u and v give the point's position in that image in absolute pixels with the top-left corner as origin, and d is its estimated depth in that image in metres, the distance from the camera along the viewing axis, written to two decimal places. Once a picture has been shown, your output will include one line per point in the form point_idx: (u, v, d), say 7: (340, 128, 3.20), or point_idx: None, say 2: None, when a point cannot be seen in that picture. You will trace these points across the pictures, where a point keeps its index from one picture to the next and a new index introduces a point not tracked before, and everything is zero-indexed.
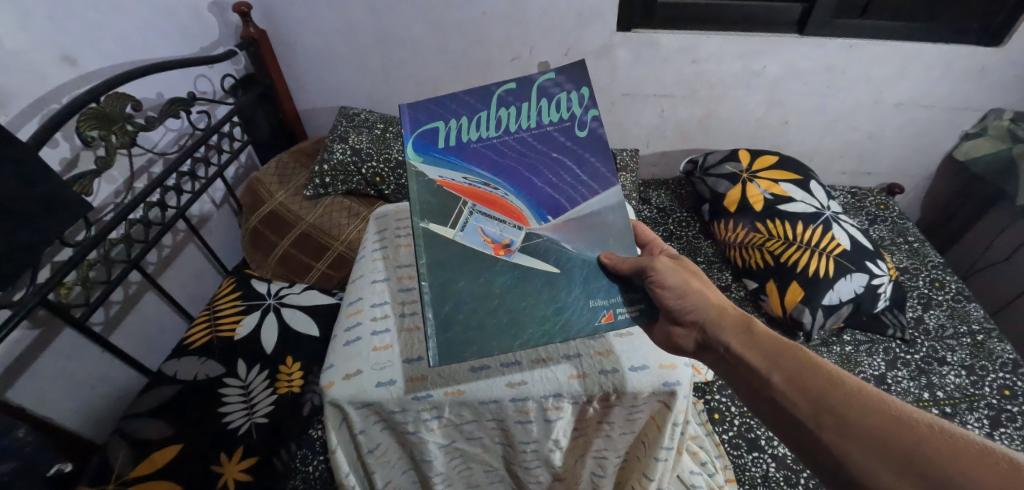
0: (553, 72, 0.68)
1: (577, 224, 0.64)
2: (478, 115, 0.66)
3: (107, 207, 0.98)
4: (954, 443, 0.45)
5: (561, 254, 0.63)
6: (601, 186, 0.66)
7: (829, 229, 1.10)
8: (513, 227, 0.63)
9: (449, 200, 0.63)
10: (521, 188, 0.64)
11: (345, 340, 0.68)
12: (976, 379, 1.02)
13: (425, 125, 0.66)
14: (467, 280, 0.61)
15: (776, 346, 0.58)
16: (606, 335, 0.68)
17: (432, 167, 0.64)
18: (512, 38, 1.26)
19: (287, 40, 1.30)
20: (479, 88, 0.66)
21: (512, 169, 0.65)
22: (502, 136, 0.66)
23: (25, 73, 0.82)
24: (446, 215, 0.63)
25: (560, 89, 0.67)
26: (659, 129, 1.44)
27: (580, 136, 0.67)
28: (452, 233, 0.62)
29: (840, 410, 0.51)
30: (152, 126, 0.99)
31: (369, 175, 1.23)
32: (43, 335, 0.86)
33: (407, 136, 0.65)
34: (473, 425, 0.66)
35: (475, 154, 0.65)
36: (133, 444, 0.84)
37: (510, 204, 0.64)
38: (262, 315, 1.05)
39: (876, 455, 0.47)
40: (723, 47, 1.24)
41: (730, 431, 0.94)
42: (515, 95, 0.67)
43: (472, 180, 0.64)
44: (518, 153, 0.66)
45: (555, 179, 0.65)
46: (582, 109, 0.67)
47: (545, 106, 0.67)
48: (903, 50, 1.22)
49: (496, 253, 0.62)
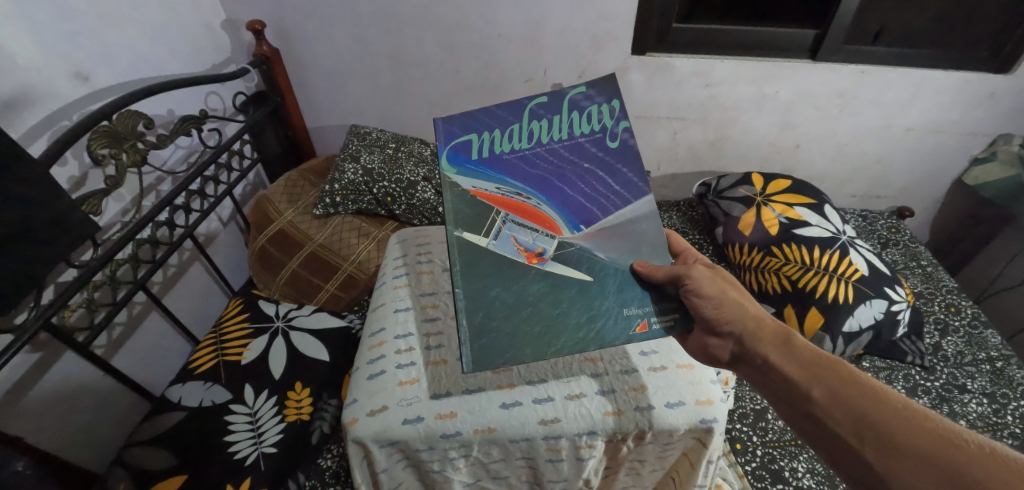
0: (584, 85, 0.68)
1: (608, 233, 0.63)
2: (510, 128, 0.66)
3: (114, 226, 0.95)
4: (1007, 464, 0.42)
5: (593, 262, 0.61)
6: (631, 196, 0.64)
7: (846, 254, 1.10)
8: (546, 236, 0.61)
9: (482, 210, 0.62)
10: (554, 200, 0.63)
11: (369, 373, 0.67)
12: (998, 407, 1.00)
13: (459, 137, 0.66)
14: (499, 287, 0.59)
15: (816, 359, 0.56)
16: (639, 368, 0.66)
17: (466, 178, 0.63)
18: (526, 59, 1.26)
19: (299, 58, 1.29)
20: (511, 102, 0.67)
21: (545, 180, 0.64)
22: (535, 147, 0.65)
23: (39, 89, 0.80)
24: (480, 223, 0.61)
25: (591, 102, 0.67)
26: (671, 151, 1.44)
27: (612, 147, 0.66)
28: (485, 242, 0.60)
29: (882, 424, 0.48)
30: (164, 144, 0.97)
31: (380, 195, 1.21)
32: (44, 359, 0.82)
33: (441, 148, 0.65)
34: (500, 464, 0.64)
35: (508, 165, 0.64)
36: (135, 476, 0.80)
37: (543, 213, 0.62)
38: (270, 339, 1.02)
39: (919, 474, 0.44)
40: (736, 72, 1.25)
41: (753, 462, 0.91)
42: (547, 108, 0.67)
43: (505, 190, 0.63)
44: (550, 166, 0.65)
45: (588, 191, 0.64)
46: (614, 121, 0.67)
47: (576, 118, 0.67)
48: (914, 78, 1.23)
49: (529, 261, 0.60)
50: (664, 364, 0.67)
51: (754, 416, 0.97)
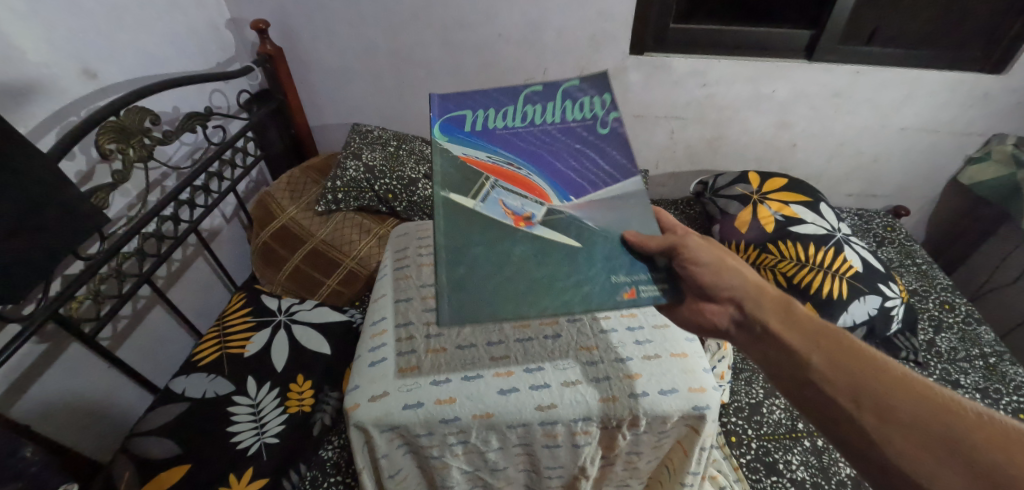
0: (577, 80, 0.74)
1: (598, 202, 0.62)
2: (506, 109, 0.72)
3: (120, 220, 0.96)
4: (999, 431, 0.45)
5: (581, 227, 0.60)
6: (620, 174, 0.65)
7: (840, 251, 1.11)
8: (535, 203, 0.62)
9: (472, 175, 0.64)
10: (544, 173, 0.65)
11: (370, 361, 0.68)
12: (990, 402, 1.01)
13: (454, 112, 0.72)
14: (483, 243, 0.58)
15: (816, 330, 0.57)
16: (634, 357, 0.67)
17: (457, 145, 0.67)
18: (526, 59, 1.28)
19: (302, 57, 1.31)
20: (508, 89, 0.74)
21: (535, 154, 0.67)
22: (528, 127, 0.70)
23: (49, 85, 0.82)
24: (469, 186, 0.62)
25: (584, 94, 0.73)
26: (669, 150, 1.46)
27: (603, 131, 0.69)
28: (471, 203, 0.61)
29: (879, 392, 0.50)
30: (169, 140, 0.98)
31: (381, 192, 1.22)
32: (50, 350, 0.84)
33: (436, 119, 0.71)
34: (498, 451, 0.66)
35: (499, 139, 0.69)
36: (139, 466, 0.81)
37: (531, 182, 0.64)
38: (273, 332, 1.04)
39: (917, 439, 0.46)
40: (733, 72, 1.26)
41: (748, 455, 0.92)
42: (542, 96, 0.73)
43: (495, 159, 0.66)
44: (541, 143, 0.68)
45: (577, 167, 0.65)
46: (606, 110, 0.71)
47: (569, 105, 0.72)
48: (908, 78, 1.25)
49: (516, 224, 0.60)
50: (659, 352, 0.69)
51: (749, 410, 0.98)
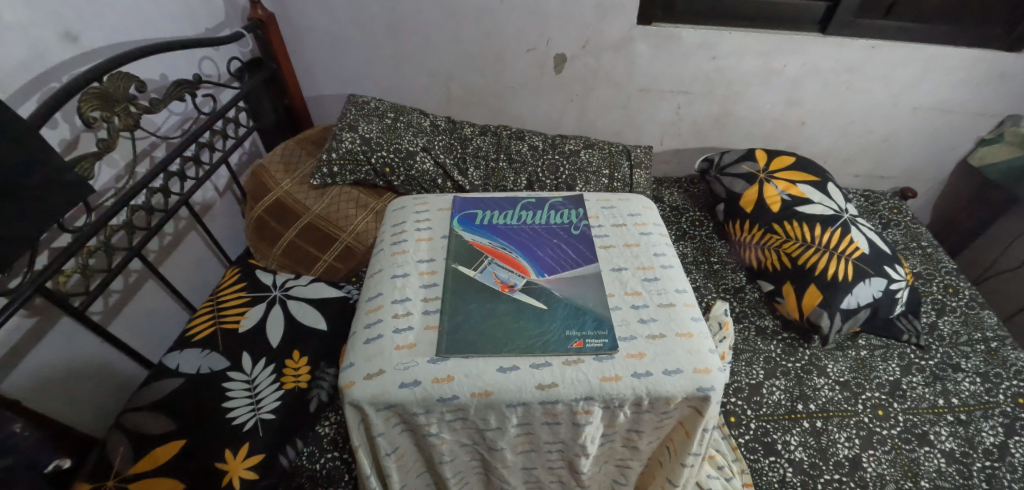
0: (562, 199, 0.88)
1: (569, 280, 0.72)
2: (506, 211, 0.85)
3: (108, 192, 0.93)
4: None
5: (551, 296, 0.70)
6: (585, 262, 0.75)
7: (846, 232, 1.09)
8: (519, 275, 0.72)
9: (476, 253, 0.76)
10: (528, 255, 0.76)
11: (366, 337, 0.66)
12: (991, 386, 1.00)
13: (468, 210, 0.85)
14: (476, 302, 0.69)
15: None
16: (639, 337, 0.66)
17: (468, 233, 0.80)
18: (530, 27, 1.23)
19: (297, 24, 1.26)
20: (510, 198, 0.88)
21: (522, 242, 0.78)
22: (520, 224, 0.82)
23: (27, 47, 0.78)
24: (472, 260, 0.75)
25: (565, 208, 0.87)
26: (675, 126, 1.42)
27: (574, 233, 0.81)
28: (472, 273, 0.73)
29: None
30: (156, 109, 0.94)
31: (378, 165, 1.18)
32: (40, 323, 0.82)
33: (455, 214, 0.84)
34: (496, 432, 0.66)
35: (498, 230, 0.81)
36: (133, 441, 0.79)
37: (516, 260, 0.75)
38: (267, 308, 1.02)
39: None
40: (745, 44, 1.22)
41: (746, 435, 0.91)
42: (534, 206, 0.87)
43: (494, 244, 0.78)
44: (528, 234, 0.80)
45: (555, 254, 0.76)
46: (582, 219, 0.84)
47: (553, 214, 0.85)
48: (925, 54, 1.21)
49: (501, 289, 0.71)
50: (664, 332, 0.67)
51: (748, 390, 0.98)
